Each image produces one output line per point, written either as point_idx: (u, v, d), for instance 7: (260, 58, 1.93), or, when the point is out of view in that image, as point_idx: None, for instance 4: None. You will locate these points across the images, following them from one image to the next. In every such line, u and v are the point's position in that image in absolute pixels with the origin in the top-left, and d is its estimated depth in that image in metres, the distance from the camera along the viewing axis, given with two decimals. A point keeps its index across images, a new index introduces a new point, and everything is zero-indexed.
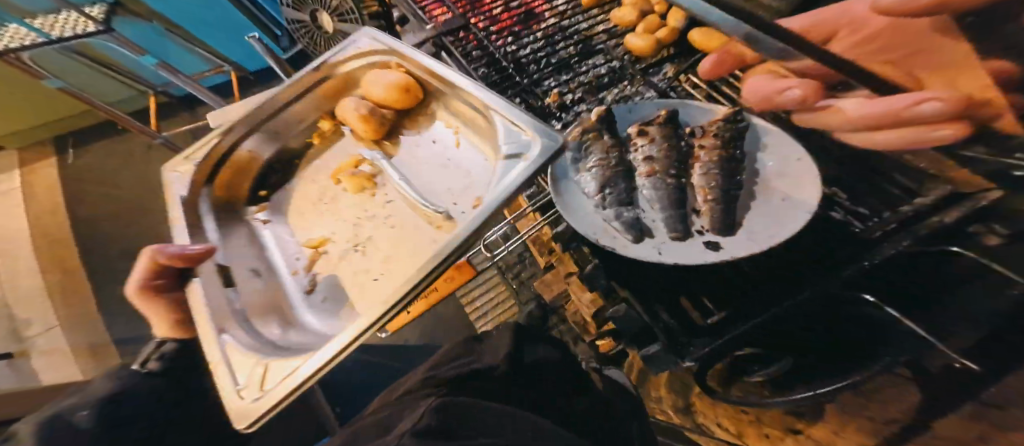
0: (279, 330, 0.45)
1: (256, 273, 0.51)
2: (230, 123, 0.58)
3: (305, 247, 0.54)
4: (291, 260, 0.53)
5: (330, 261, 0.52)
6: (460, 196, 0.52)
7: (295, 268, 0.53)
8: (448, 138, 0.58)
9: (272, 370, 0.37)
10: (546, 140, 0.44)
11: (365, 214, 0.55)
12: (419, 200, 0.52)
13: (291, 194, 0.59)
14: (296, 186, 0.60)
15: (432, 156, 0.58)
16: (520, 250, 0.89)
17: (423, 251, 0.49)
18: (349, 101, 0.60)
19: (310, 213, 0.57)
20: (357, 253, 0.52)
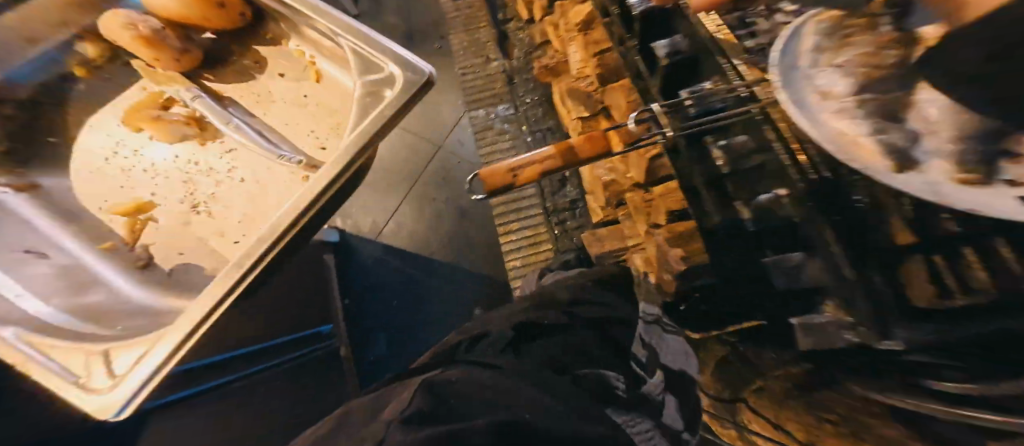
0: (108, 317, 0.40)
1: (36, 254, 0.43)
2: None
3: (114, 215, 0.46)
4: (96, 232, 0.46)
5: (156, 225, 0.46)
6: (318, 137, 0.49)
7: (106, 241, 0.45)
8: (299, 72, 0.52)
9: (115, 354, 0.34)
10: (409, 75, 0.43)
11: (203, 165, 0.49)
12: (262, 145, 0.47)
13: (69, 146, 0.49)
14: (77, 134, 0.50)
15: (285, 93, 0.52)
16: (576, 195, 0.81)
17: (282, 199, 0.45)
18: (122, 16, 0.49)
19: (114, 172, 0.49)
20: (202, 213, 0.46)
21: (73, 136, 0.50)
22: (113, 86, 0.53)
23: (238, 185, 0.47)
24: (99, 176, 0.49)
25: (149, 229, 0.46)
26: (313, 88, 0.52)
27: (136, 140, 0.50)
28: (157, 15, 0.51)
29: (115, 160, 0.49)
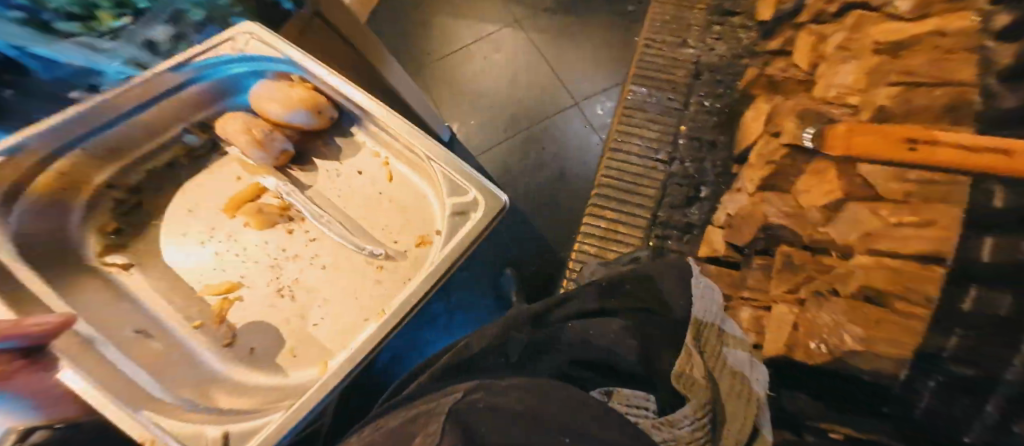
0: (203, 395, 0.46)
1: (144, 334, 0.51)
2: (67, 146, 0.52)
3: (209, 296, 0.56)
4: (189, 314, 0.54)
5: (245, 309, 0.56)
6: (398, 235, 0.59)
7: (200, 321, 0.54)
8: (376, 172, 0.64)
9: (231, 436, 0.37)
10: (488, 201, 0.52)
11: (289, 254, 0.59)
12: (348, 244, 0.58)
13: (162, 232, 0.59)
14: (168, 221, 0.60)
15: (362, 189, 0.63)
16: (673, 207, 1.05)
17: (366, 292, 0.56)
18: (231, 122, 0.59)
19: (209, 258, 0.58)
20: (286, 298, 0.56)
21: (173, 216, 0.60)
22: (211, 175, 0.63)
23: (325, 272, 0.58)
24: (194, 255, 0.58)
25: (235, 308, 0.56)
26: (386, 185, 0.63)
27: (230, 226, 0.60)
28: (262, 118, 0.61)
29: (210, 245, 0.58)
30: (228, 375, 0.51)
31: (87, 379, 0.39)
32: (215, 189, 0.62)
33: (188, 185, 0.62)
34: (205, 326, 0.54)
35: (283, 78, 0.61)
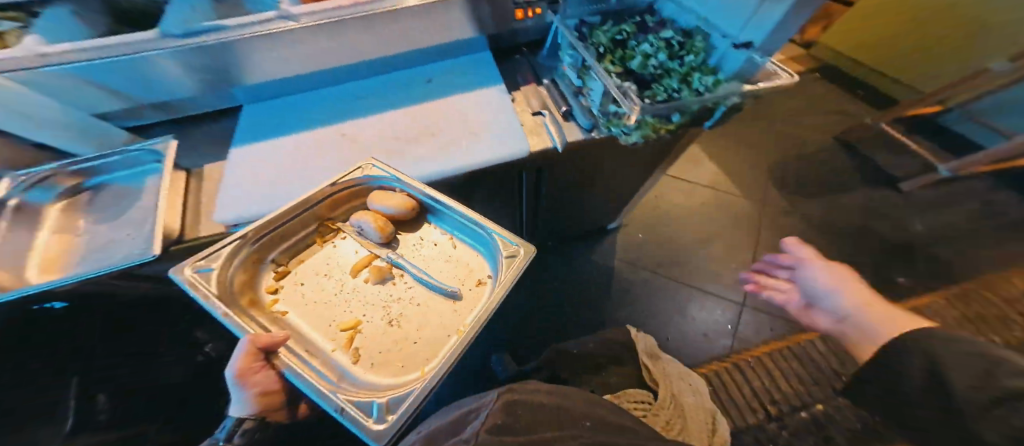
0: (347, 382, 0.53)
1: (310, 353, 0.56)
2: (248, 234, 0.61)
3: (339, 331, 0.62)
4: (325, 339, 0.60)
5: (367, 337, 0.61)
6: (464, 278, 0.68)
7: (333, 345, 0.60)
8: (445, 242, 0.73)
9: (392, 400, 0.47)
10: (527, 249, 0.63)
11: (390, 298, 0.66)
12: (431, 285, 0.66)
13: (298, 294, 0.65)
14: (303, 285, 0.66)
15: (434, 255, 0.71)
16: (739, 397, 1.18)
17: (449, 323, 0.62)
18: (354, 219, 0.70)
19: (324, 305, 0.64)
20: (394, 327, 0.62)
21: (306, 282, 0.66)
22: (336, 254, 0.70)
23: (417, 311, 0.64)
24: (323, 303, 0.64)
25: (359, 338, 0.61)
26: (453, 250, 0.72)
27: (351, 282, 0.67)
28: (367, 214, 0.70)
29: (318, 289, 0.66)
30: (369, 380, 0.55)
31: (314, 387, 0.48)
32: (321, 262, 0.69)
33: (320, 269, 0.68)
34: (337, 355, 0.58)
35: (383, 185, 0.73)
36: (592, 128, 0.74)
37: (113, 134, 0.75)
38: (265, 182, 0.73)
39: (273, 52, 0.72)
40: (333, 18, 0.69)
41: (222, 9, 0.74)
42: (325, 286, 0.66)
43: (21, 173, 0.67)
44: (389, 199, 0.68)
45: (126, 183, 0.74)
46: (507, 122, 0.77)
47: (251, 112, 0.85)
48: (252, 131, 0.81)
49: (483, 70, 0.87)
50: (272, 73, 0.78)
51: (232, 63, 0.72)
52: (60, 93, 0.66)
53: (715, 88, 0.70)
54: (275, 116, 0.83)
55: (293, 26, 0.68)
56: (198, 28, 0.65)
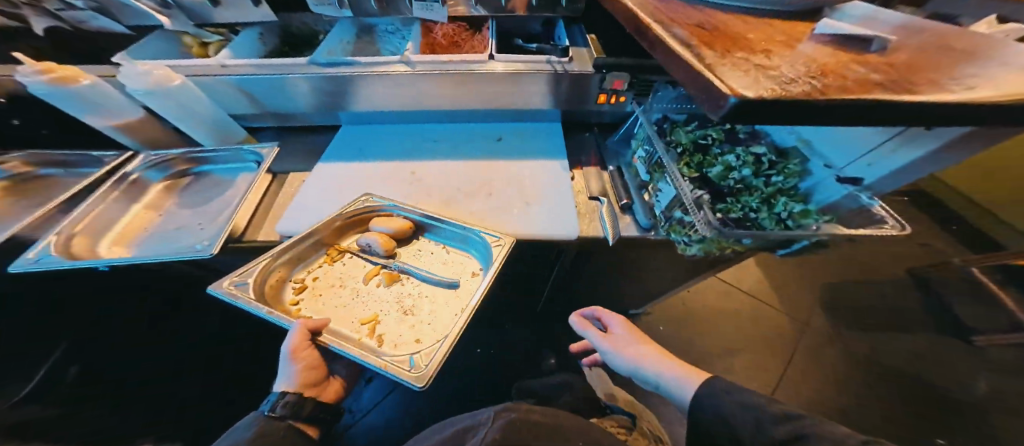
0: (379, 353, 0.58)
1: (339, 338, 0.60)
2: (275, 254, 0.66)
3: (359, 325, 0.63)
4: (348, 328, 0.63)
5: (386, 327, 0.63)
6: (457, 270, 0.71)
7: (358, 330, 0.62)
8: (438, 250, 0.75)
9: (424, 356, 0.55)
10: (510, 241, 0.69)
11: (400, 294, 0.68)
12: (428, 279, 0.69)
13: (315, 309, 0.65)
14: (321, 298, 0.67)
15: (430, 258, 0.74)
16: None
17: (455, 305, 0.66)
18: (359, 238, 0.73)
19: (336, 305, 0.66)
20: (406, 316, 0.64)
21: (321, 293, 0.67)
22: (346, 268, 0.72)
23: (429, 301, 0.66)
24: (343, 308, 0.66)
25: (378, 328, 0.63)
26: (443, 253, 0.75)
27: (365, 288, 0.69)
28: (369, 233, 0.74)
29: (332, 295, 0.67)
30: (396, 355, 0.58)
31: (359, 353, 0.55)
32: (336, 275, 0.70)
33: (330, 279, 0.70)
34: (366, 342, 0.60)
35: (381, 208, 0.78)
36: (650, 230, 0.74)
37: (233, 133, 0.90)
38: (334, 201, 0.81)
39: (388, 89, 0.86)
40: (442, 73, 0.83)
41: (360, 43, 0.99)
42: (339, 295, 0.67)
43: (153, 153, 0.83)
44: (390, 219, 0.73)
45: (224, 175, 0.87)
46: (564, 201, 0.79)
47: (348, 138, 0.98)
48: (344, 152, 0.93)
49: (554, 144, 0.95)
50: (377, 106, 0.92)
51: (353, 93, 0.87)
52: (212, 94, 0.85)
53: (798, 220, 0.65)
54: (365, 144, 0.96)
55: (412, 72, 0.82)
56: (338, 61, 0.83)
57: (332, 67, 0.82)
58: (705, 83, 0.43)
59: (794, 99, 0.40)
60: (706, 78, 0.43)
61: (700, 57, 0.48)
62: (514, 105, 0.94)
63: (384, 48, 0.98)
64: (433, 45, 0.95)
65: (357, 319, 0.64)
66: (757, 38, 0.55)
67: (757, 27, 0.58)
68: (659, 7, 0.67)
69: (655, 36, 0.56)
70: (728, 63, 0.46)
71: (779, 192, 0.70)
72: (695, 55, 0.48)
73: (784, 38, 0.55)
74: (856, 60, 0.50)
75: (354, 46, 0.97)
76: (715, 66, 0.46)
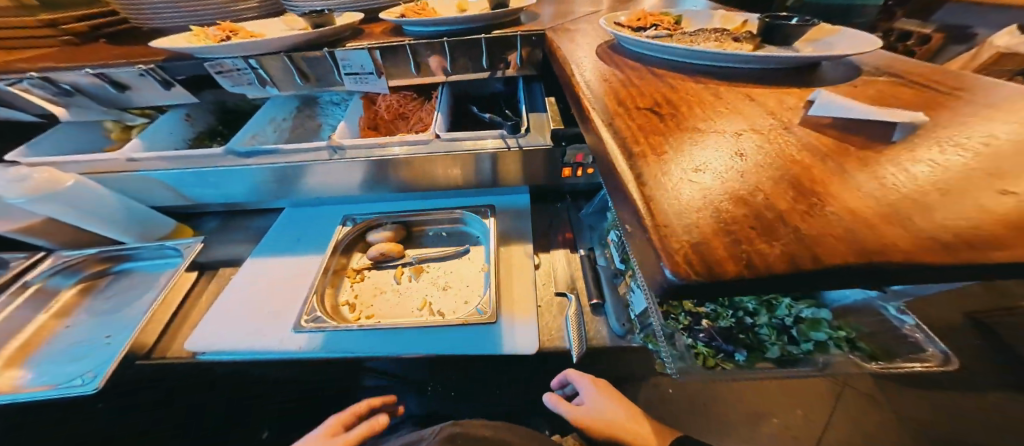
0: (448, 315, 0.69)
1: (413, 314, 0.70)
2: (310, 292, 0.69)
3: (420, 309, 0.71)
4: (413, 311, 0.70)
5: (443, 305, 0.71)
6: (464, 242, 0.82)
7: (421, 310, 0.70)
8: (436, 234, 0.84)
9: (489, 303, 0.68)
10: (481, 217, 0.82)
11: (431, 284, 0.74)
12: (446, 261, 0.78)
13: (376, 312, 0.71)
14: (374, 304, 0.72)
15: (434, 244, 0.82)
16: None
17: (476, 277, 0.75)
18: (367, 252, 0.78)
19: (383, 304, 0.72)
20: (448, 292, 0.73)
21: (366, 302, 0.72)
22: (373, 280, 0.76)
23: (455, 273, 0.76)
24: (396, 306, 0.71)
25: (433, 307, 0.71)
26: (441, 241, 0.83)
27: (400, 286, 0.74)
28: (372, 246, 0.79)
29: (381, 299, 0.72)
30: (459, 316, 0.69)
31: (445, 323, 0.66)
32: (369, 286, 0.75)
33: (368, 288, 0.75)
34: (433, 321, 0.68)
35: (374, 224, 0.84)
36: (625, 337, 0.65)
37: (159, 225, 0.91)
38: (273, 301, 0.77)
39: (316, 177, 0.85)
40: (370, 157, 0.79)
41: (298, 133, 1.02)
42: (378, 305, 0.72)
43: (66, 255, 0.84)
44: (382, 232, 0.80)
45: (147, 271, 0.87)
46: (522, 300, 0.72)
47: (298, 218, 0.98)
48: (292, 236, 0.93)
49: (520, 224, 0.85)
50: (318, 190, 0.90)
51: (287, 180, 0.86)
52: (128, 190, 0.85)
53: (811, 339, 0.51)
54: (314, 223, 0.96)
55: (336, 160, 0.80)
56: (258, 151, 0.84)
57: (255, 158, 0.83)
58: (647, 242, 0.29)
59: (733, 277, 0.25)
60: (647, 238, 0.29)
61: (642, 179, 0.34)
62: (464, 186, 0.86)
63: (326, 121, 1.06)
64: (377, 119, 0.92)
65: (413, 307, 0.71)
66: (729, 126, 0.41)
67: (727, 103, 0.46)
68: (612, 80, 0.55)
69: (595, 136, 0.43)
70: (681, 193, 0.32)
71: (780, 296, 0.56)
72: (637, 178, 0.34)
73: (764, 119, 0.41)
74: (875, 156, 0.34)
75: (292, 120, 1.03)
76: (664, 203, 0.31)
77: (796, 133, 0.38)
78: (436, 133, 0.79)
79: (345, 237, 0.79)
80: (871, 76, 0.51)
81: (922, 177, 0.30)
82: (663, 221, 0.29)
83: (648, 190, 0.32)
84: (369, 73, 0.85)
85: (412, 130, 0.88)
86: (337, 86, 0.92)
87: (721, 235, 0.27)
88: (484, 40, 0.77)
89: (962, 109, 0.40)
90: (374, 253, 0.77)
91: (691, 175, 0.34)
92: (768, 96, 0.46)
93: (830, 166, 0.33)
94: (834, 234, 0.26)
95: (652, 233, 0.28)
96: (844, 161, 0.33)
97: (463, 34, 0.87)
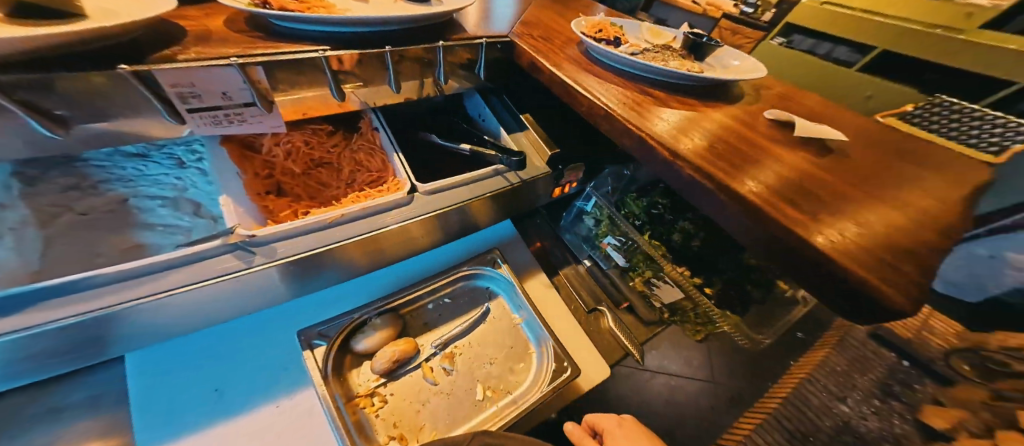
0: (522, 384, 0.60)
1: (481, 405, 0.57)
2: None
3: (484, 398, 0.58)
4: (478, 404, 0.57)
5: (505, 378, 0.61)
6: (478, 298, 0.69)
7: (484, 398, 0.58)
8: (439, 304, 0.66)
9: (559, 349, 0.61)
10: (484, 271, 0.69)
11: (477, 365, 0.61)
12: (475, 329, 0.65)
13: (435, 430, 0.53)
14: (429, 423, 0.54)
15: (445, 318, 0.65)
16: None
17: (516, 332, 0.66)
18: (375, 365, 0.55)
19: (440, 418, 0.55)
20: (498, 362, 0.62)
21: (415, 428, 0.53)
22: (404, 399, 0.55)
23: (492, 339, 0.65)
24: (454, 410, 0.56)
25: (495, 388, 0.59)
26: (448, 310, 0.66)
27: (442, 384, 0.58)
28: (376, 356, 0.56)
29: (429, 412, 0.55)
30: (529, 382, 0.60)
31: (538, 395, 0.56)
32: (400, 404, 0.54)
33: (406, 408, 0.54)
34: (508, 402, 0.58)
35: (357, 329, 0.57)
36: (657, 324, 0.76)
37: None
38: None
39: (204, 303, 0.47)
40: (326, 244, 0.51)
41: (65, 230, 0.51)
42: (431, 419, 0.54)
43: None
44: (377, 335, 0.57)
45: None
46: (570, 331, 0.70)
47: (156, 365, 0.53)
48: (175, 401, 0.50)
49: (521, 255, 0.79)
50: (212, 318, 0.52)
51: (125, 330, 0.44)
52: None
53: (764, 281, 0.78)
54: (211, 362, 0.55)
55: (257, 266, 0.47)
56: (21, 295, 0.37)
57: (9, 315, 0.35)
58: (846, 285, 0.34)
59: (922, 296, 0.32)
60: (838, 276, 0.35)
61: (790, 224, 0.38)
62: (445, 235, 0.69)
63: (136, 191, 0.58)
64: (277, 177, 0.59)
65: (474, 397, 0.58)
66: (766, 151, 0.51)
67: (737, 127, 0.57)
68: (644, 109, 0.56)
69: (699, 183, 0.44)
70: (827, 230, 0.38)
71: (732, 254, 0.82)
72: (789, 221, 0.38)
73: (776, 143, 0.54)
74: (846, 165, 0.51)
75: (21, 203, 0.49)
76: (826, 244, 0.36)
77: (800, 150, 0.53)
78: (413, 186, 0.59)
79: (323, 360, 0.52)
80: (764, 91, 0.73)
81: (871, 177, 0.49)
82: (848, 260, 0.34)
83: (807, 232, 0.37)
84: (244, 104, 0.51)
85: (356, 182, 0.62)
86: (146, 128, 0.48)
87: (884, 260, 0.35)
88: (441, 48, 0.59)
89: (824, 117, 0.66)
90: (383, 362, 0.55)
91: (804, 209, 0.41)
92: (752, 118, 0.60)
93: (847, 179, 0.47)
94: (910, 240, 0.39)
95: (843, 276, 0.34)
96: (843, 172, 0.49)
97: (390, 38, 0.60)
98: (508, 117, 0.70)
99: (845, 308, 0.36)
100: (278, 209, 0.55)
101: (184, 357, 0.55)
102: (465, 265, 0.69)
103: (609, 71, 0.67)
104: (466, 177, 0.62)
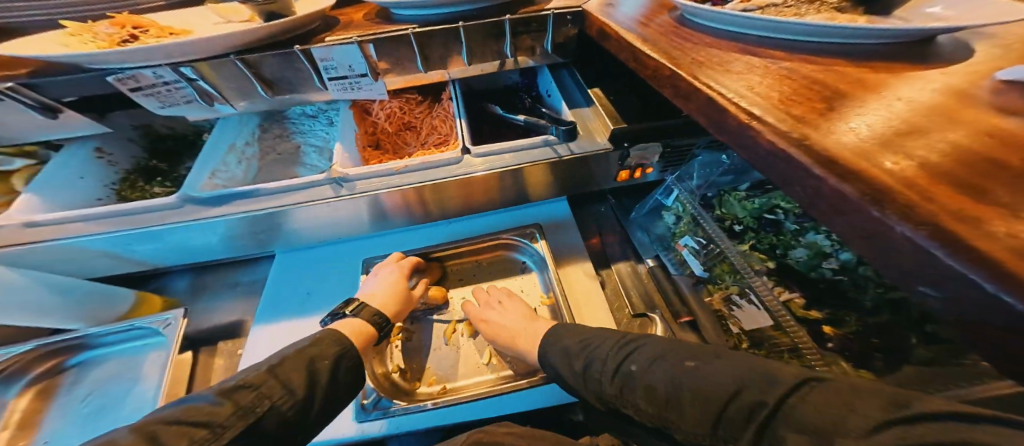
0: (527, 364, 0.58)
1: (483, 365, 0.59)
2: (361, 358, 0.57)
3: (490, 363, 0.59)
4: (481, 367, 0.59)
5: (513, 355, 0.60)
6: (513, 268, 0.71)
7: (488, 362, 0.60)
8: (478, 266, 0.72)
9: None
10: (522, 242, 0.71)
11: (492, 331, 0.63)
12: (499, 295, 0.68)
13: (437, 371, 0.59)
14: (434, 364, 0.60)
15: (479, 277, 0.70)
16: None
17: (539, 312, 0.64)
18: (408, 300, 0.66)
19: (445, 363, 0.60)
20: None
21: (423, 365, 0.60)
22: (419, 339, 0.63)
23: None
24: (459, 362, 0.60)
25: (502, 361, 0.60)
26: (483, 273, 0.71)
27: (457, 336, 0.63)
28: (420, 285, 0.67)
29: (439, 355, 0.61)
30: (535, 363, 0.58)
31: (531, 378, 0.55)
32: (417, 343, 0.62)
33: (422, 346, 0.62)
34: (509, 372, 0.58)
35: None
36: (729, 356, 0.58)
37: (118, 299, 0.73)
38: None
39: (316, 217, 0.67)
40: (390, 188, 0.63)
41: (270, 164, 0.82)
42: (436, 364, 0.60)
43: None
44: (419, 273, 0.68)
45: (121, 355, 0.71)
46: (600, 329, 0.62)
47: (293, 261, 0.78)
48: (293, 288, 0.73)
49: (570, 237, 0.75)
50: (323, 231, 0.73)
51: (278, 224, 0.67)
52: (86, 266, 0.68)
53: None
54: (318, 265, 0.77)
55: (342, 196, 0.63)
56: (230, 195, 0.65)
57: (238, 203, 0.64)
58: (1017, 312, 0.18)
59: None
60: (1009, 311, 0.19)
61: (937, 213, 0.22)
62: (496, 201, 0.72)
63: (305, 141, 0.86)
64: (375, 133, 0.75)
65: (480, 360, 0.60)
66: (961, 119, 0.31)
67: (916, 91, 0.37)
68: (735, 73, 0.43)
69: (780, 153, 0.32)
70: (1002, 225, 0.21)
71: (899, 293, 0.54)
72: (910, 201, 0.23)
73: (999, 109, 0.32)
74: None
75: (255, 143, 0.83)
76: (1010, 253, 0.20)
77: None
78: (465, 149, 0.64)
79: None
80: (1022, 46, 0.44)
81: None
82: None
83: (937, 215, 0.22)
84: (360, 74, 0.65)
85: (429, 143, 0.72)
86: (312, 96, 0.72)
87: None
88: (509, 21, 0.61)
89: None
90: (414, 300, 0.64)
91: (1004, 201, 0.23)
92: (955, 79, 0.38)
93: None
94: None
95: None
96: None
97: (471, 17, 0.66)
98: (579, 94, 0.71)
99: (1012, 353, 0.19)
100: (370, 158, 0.71)
101: (305, 260, 0.78)
102: (510, 235, 0.71)
103: (705, 33, 0.55)
104: (515, 145, 0.64)
